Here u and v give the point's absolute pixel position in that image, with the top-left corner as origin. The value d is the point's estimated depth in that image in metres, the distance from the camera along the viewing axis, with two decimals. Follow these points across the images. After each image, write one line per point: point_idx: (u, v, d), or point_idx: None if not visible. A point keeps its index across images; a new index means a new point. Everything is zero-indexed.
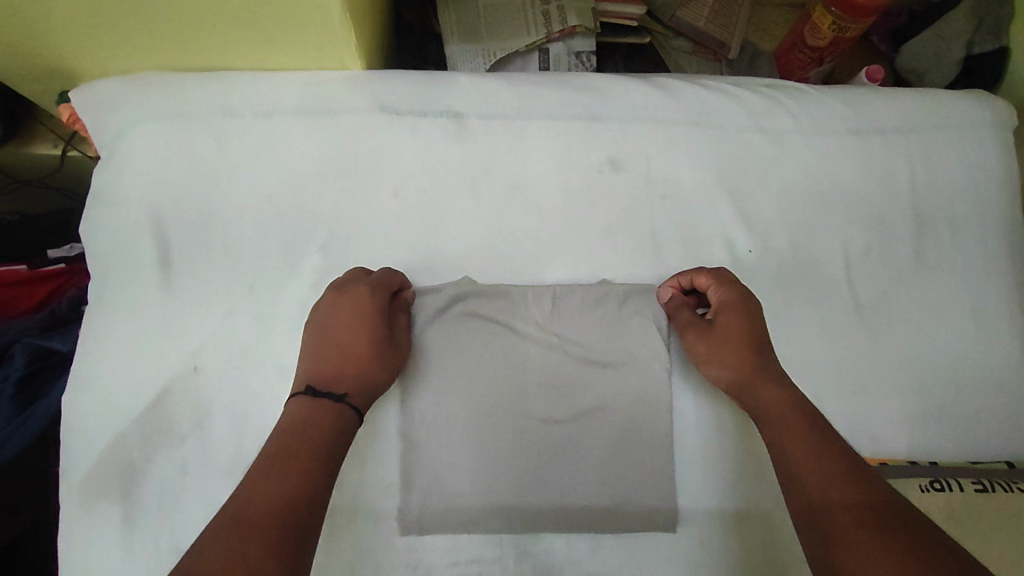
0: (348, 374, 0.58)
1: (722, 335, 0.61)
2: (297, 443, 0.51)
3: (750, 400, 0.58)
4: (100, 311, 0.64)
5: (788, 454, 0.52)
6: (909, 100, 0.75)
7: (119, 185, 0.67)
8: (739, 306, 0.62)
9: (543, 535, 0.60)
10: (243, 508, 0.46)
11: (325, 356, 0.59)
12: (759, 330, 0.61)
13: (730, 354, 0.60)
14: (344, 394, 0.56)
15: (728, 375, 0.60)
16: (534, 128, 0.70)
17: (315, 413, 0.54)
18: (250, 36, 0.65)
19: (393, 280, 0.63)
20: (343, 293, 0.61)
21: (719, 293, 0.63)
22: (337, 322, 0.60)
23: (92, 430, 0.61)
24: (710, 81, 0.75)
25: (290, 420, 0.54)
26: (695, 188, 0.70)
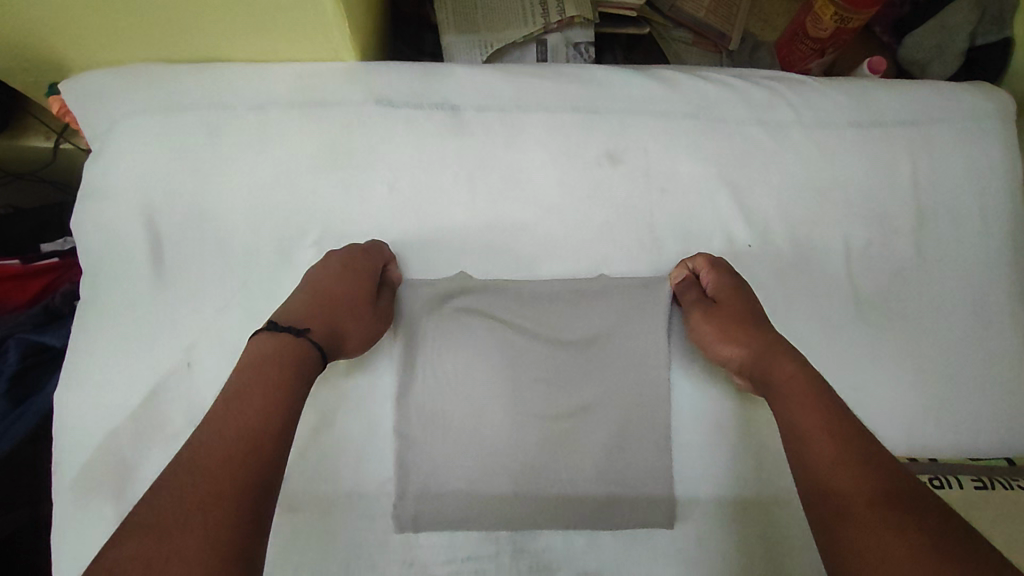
0: (320, 318, 0.56)
1: (725, 315, 0.61)
2: (262, 386, 0.48)
3: (759, 375, 0.56)
4: (91, 307, 0.63)
5: (798, 427, 0.50)
6: (911, 92, 0.74)
7: (110, 179, 0.66)
8: (735, 289, 0.62)
9: (540, 532, 0.60)
10: (200, 451, 0.42)
11: (302, 299, 0.57)
12: (755, 309, 0.61)
13: (738, 331, 0.59)
14: (305, 329, 0.54)
15: (735, 351, 0.59)
16: (531, 120, 0.69)
17: (273, 343, 0.52)
18: (241, 27, 0.64)
19: (380, 257, 0.63)
20: (336, 255, 0.62)
21: (717, 278, 0.63)
22: (323, 274, 0.60)
23: (84, 427, 0.60)
24: (709, 73, 0.74)
25: (248, 350, 0.51)
26: (694, 181, 0.69)
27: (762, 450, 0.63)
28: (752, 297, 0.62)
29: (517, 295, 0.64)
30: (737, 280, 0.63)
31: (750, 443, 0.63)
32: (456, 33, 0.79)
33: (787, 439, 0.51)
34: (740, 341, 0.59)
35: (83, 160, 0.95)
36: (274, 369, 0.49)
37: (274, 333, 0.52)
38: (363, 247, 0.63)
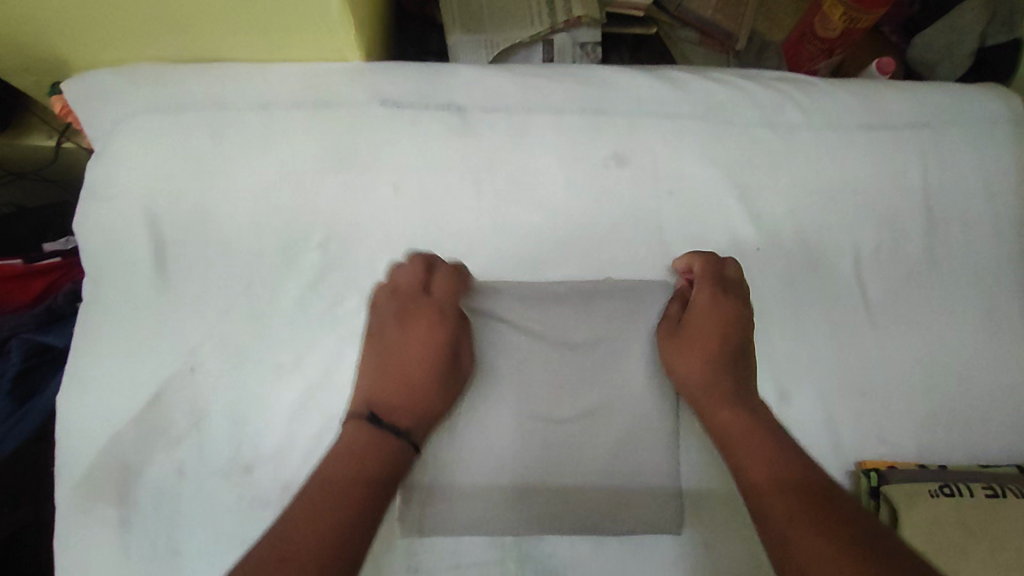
0: (410, 407, 0.57)
1: (694, 330, 0.61)
2: (344, 471, 0.51)
3: (712, 396, 0.58)
4: (94, 309, 0.63)
5: (750, 461, 0.53)
6: (921, 94, 0.73)
7: (114, 179, 0.65)
8: (719, 296, 0.61)
9: (546, 537, 0.59)
10: (287, 531, 0.47)
11: (389, 379, 0.58)
12: (737, 324, 0.61)
13: (709, 350, 0.60)
14: (405, 429, 0.56)
15: (698, 365, 0.59)
16: (538, 122, 0.68)
17: (373, 444, 0.54)
18: (245, 27, 0.63)
19: (421, 273, 0.61)
20: (395, 297, 0.61)
21: (704, 285, 0.62)
22: (405, 344, 0.59)
23: (88, 430, 0.60)
24: (718, 74, 0.73)
25: (344, 446, 0.53)
26: (702, 184, 0.68)
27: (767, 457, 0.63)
28: (740, 308, 0.62)
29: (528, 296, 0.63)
30: (731, 285, 0.63)
31: None
32: (461, 32, 0.78)
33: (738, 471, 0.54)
34: (706, 358, 0.59)
35: (85, 159, 0.94)
36: (369, 467, 0.52)
37: (375, 433, 0.54)
38: (411, 274, 0.61)
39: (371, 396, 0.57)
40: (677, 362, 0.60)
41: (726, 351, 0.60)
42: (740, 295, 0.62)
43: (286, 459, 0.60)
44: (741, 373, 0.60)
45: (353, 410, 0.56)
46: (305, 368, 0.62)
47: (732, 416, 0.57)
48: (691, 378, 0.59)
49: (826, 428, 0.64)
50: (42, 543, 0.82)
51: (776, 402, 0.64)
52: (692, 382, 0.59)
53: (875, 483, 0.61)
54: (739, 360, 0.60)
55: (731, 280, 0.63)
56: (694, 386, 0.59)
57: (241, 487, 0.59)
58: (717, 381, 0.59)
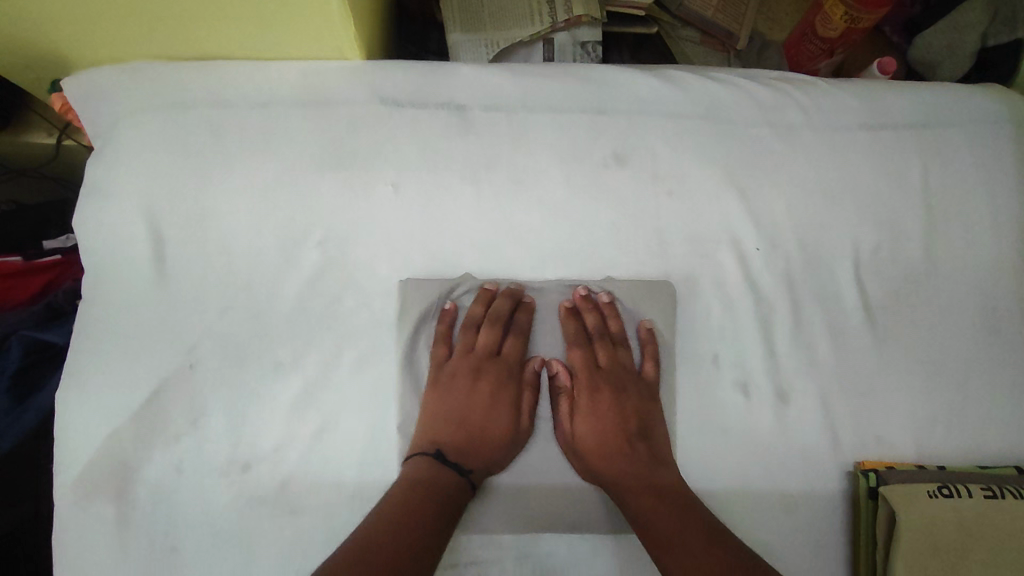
0: (476, 449, 0.63)
1: (576, 400, 0.66)
2: (415, 500, 0.56)
3: (604, 457, 0.63)
4: (93, 307, 0.63)
5: (661, 527, 0.57)
6: (922, 94, 0.73)
7: (113, 177, 0.65)
8: (592, 366, 0.67)
9: (545, 536, 0.60)
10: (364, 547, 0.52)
11: (457, 429, 0.64)
12: (609, 386, 0.67)
13: (598, 409, 0.65)
14: (468, 469, 0.61)
15: (585, 427, 0.65)
16: (538, 121, 0.68)
17: (437, 476, 0.59)
18: (244, 25, 0.63)
19: (479, 316, 0.67)
20: (462, 353, 0.67)
21: (575, 352, 0.67)
22: (473, 392, 0.65)
23: (87, 428, 0.60)
24: (719, 73, 0.73)
25: (411, 477, 0.58)
26: (702, 184, 0.68)
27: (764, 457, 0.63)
28: (616, 372, 0.67)
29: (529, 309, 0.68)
30: (602, 357, 0.68)
31: (757, 450, 0.63)
32: (462, 32, 0.78)
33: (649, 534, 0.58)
34: (594, 420, 0.65)
35: (86, 155, 0.95)
36: (431, 496, 0.57)
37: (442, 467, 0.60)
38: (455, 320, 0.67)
39: (437, 436, 0.62)
40: (565, 431, 0.64)
41: (604, 412, 0.65)
42: (616, 362, 0.68)
43: (286, 457, 0.60)
44: (631, 431, 0.64)
45: (417, 446, 0.61)
46: (304, 367, 0.62)
47: (610, 469, 0.62)
48: (585, 451, 0.63)
49: (824, 428, 0.64)
50: (41, 544, 0.81)
51: (775, 402, 0.64)
52: (580, 451, 0.63)
53: (873, 483, 0.60)
54: (627, 421, 0.65)
55: (600, 355, 0.68)
56: (576, 455, 0.63)
57: (240, 485, 0.59)
58: (598, 439, 0.64)
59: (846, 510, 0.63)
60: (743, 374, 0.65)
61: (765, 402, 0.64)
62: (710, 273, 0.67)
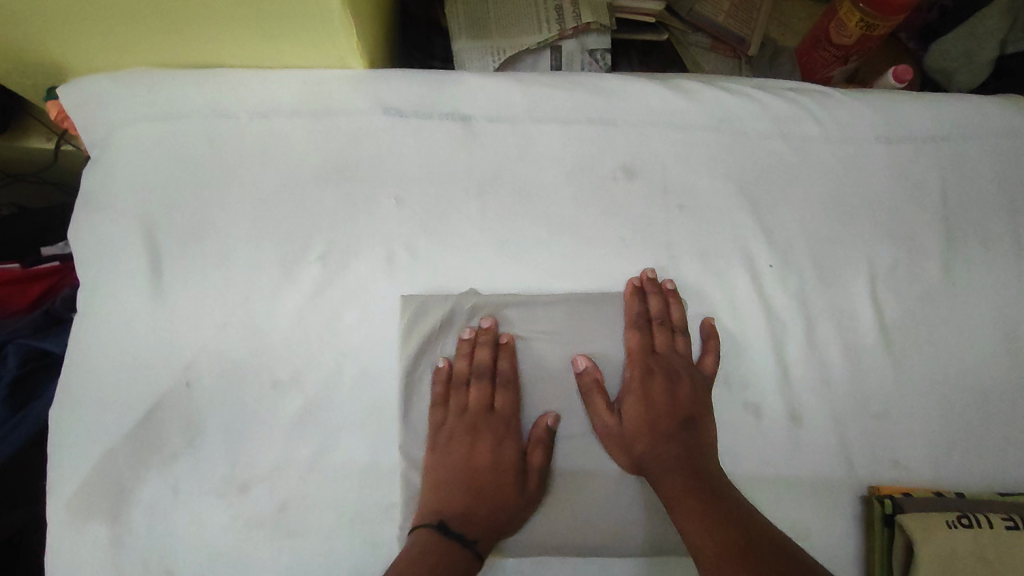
0: (482, 512, 0.57)
1: (625, 386, 0.61)
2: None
3: (654, 445, 0.59)
4: (89, 322, 0.61)
5: (691, 523, 0.53)
6: (940, 106, 0.71)
7: (109, 188, 0.63)
8: (647, 351, 0.62)
9: (548, 560, 0.58)
10: None
11: (464, 488, 0.58)
12: (664, 372, 0.61)
13: (648, 396, 0.60)
14: (474, 539, 0.55)
15: (632, 414, 0.60)
16: (545, 132, 0.66)
17: (443, 555, 0.53)
18: (245, 34, 0.61)
19: (490, 384, 0.61)
20: (452, 414, 0.61)
21: (632, 335, 0.62)
22: (475, 455, 0.59)
23: (80, 446, 0.58)
24: (731, 84, 0.71)
25: (410, 553, 0.53)
26: (714, 198, 0.66)
27: (776, 481, 0.61)
28: (672, 361, 0.62)
29: (520, 311, 0.63)
30: (659, 342, 0.63)
31: (769, 474, 0.61)
32: (467, 39, 0.76)
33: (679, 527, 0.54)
34: (641, 406, 0.60)
35: (85, 160, 0.93)
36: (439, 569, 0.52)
37: (446, 545, 0.54)
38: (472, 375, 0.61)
39: (441, 507, 0.57)
40: (611, 421, 0.59)
41: (656, 401, 0.60)
42: (674, 350, 0.62)
43: (283, 478, 0.58)
44: (683, 419, 0.60)
45: (422, 519, 0.56)
46: (303, 385, 0.60)
47: (656, 457, 0.58)
48: (631, 437, 0.59)
49: (837, 450, 0.62)
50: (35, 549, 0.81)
51: (788, 424, 0.62)
52: (627, 440, 0.59)
53: (889, 510, 0.58)
54: (678, 408, 0.60)
55: (657, 340, 0.63)
56: (621, 445, 0.59)
57: (236, 507, 0.58)
58: (645, 428, 0.59)
59: (860, 537, 0.61)
60: (755, 395, 0.63)
61: (777, 423, 0.62)
62: (721, 290, 0.65)
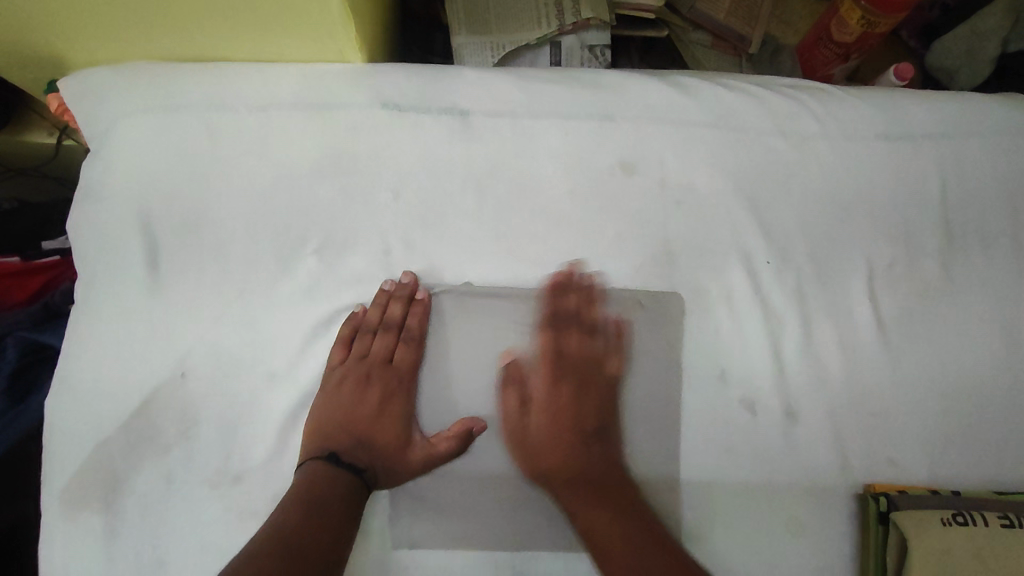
0: (366, 449, 0.59)
1: (535, 393, 0.63)
2: (313, 501, 0.54)
3: (574, 438, 0.62)
4: (86, 313, 0.62)
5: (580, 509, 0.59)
6: (942, 104, 0.70)
7: (108, 180, 0.64)
8: (553, 356, 0.64)
9: (540, 552, 0.59)
10: (278, 536, 0.50)
11: (353, 430, 0.59)
12: (574, 378, 0.64)
13: (555, 405, 0.63)
14: (361, 469, 0.58)
15: (540, 420, 0.62)
16: (542, 128, 0.66)
17: (327, 480, 0.55)
18: (242, 26, 0.61)
19: (392, 335, 0.61)
20: (349, 361, 0.61)
21: (541, 337, 0.63)
22: (364, 400, 0.60)
23: (77, 436, 0.59)
24: (731, 80, 0.71)
25: (302, 486, 0.55)
26: (710, 194, 0.66)
27: (772, 478, 0.61)
28: (581, 366, 0.64)
29: (515, 307, 0.63)
30: (570, 345, 0.64)
31: (762, 471, 0.61)
32: (466, 34, 0.75)
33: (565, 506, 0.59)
34: (545, 415, 0.62)
35: (84, 156, 0.93)
36: (334, 498, 0.54)
37: (332, 473, 0.56)
38: (378, 329, 0.62)
39: (327, 442, 0.58)
40: (518, 420, 0.61)
41: (559, 411, 0.63)
42: (590, 356, 0.63)
43: (278, 470, 0.59)
44: (586, 429, 0.62)
45: (309, 453, 0.57)
46: (300, 378, 0.61)
47: (570, 469, 0.61)
48: (543, 443, 0.61)
49: (832, 448, 0.62)
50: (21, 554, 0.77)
51: (783, 421, 0.62)
52: (532, 445, 0.61)
53: (884, 508, 0.58)
54: (574, 418, 0.63)
55: (575, 344, 0.64)
56: (523, 453, 0.60)
57: (229, 498, 0.58)
58: (550, 439, 0.62)
59: (854, 535, 0.61)
60: (751, 391, 0.63)
61: (771, 420, 0.62)
62: (718, 286, 0.65)
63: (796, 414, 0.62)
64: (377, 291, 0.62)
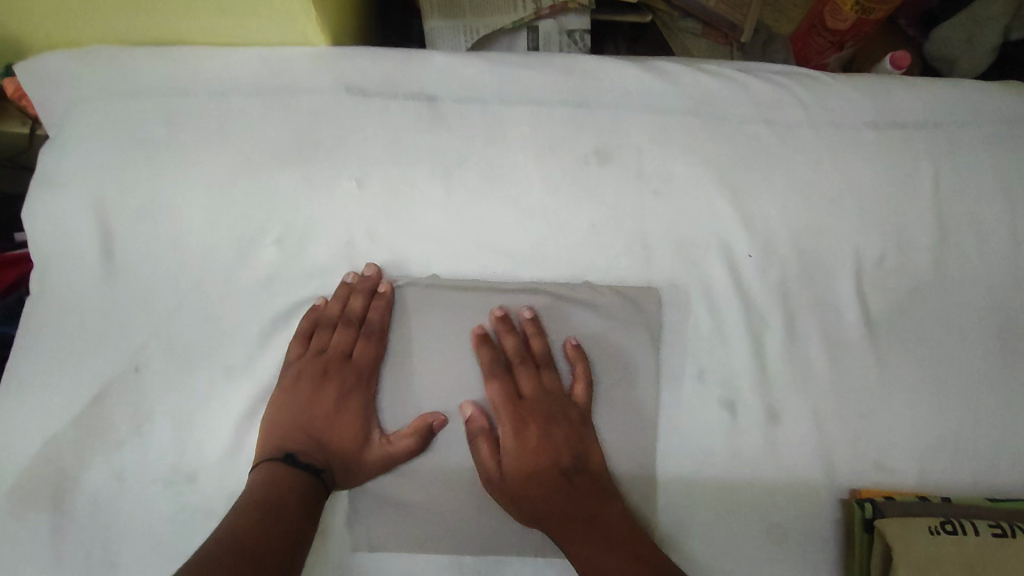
0: (324, 446, 0.55)
1: (499, 423, 0.56)
2: (265, 503, 0.50)
3: (537, 468, 0.55)
4: (39, 304, 0.59)
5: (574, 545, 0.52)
6: (934, 91, 0.67)
7: (64, 167, 0.61)
8: (510, 399, 0.56)
9: (508, 559, 0.55)
10: (228, 539, 0.47)
11: (313, 429, 0.56)
12: (539, 417, 0.56)
13: (531, 443, 0.55)
14: (320, 469, 0.54)
15: (513, 464, 0.55)
16: (514, 116, 0.63)
17: (281, 481, 0.52)
18: (197, 8, 0.59)
19: (354, 330, 0.58)
20: (308, 357, 0.58)
21: (495, 385, 0.56)
22: (322, 398, 0.56)
23: (26, 432, 0.56)
24: (712, 65, 0.68)
25: (254, 487, 0.52)
26: (691, 184, 0.63)
27: (753, 481, 0.58)
28: (551, 401, 0.57)
29: (481, 300, 0.59)
30: (524, 381, 0.57)
31: (743, 474, 0.58)
32: (439, 18, 0.73)
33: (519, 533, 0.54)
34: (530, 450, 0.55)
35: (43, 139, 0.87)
36: (290, 500, 0.51)
37: (286, 475, 0.52)
38: (338, 324, 0.59)
39: (283, 442, 0.55)
40: (491, 459, 0.55)
41: (552, 447, 0.55)
42: (546, 390, 0.57)
43: (233, 468, 0.56)
44: (562, 466, 0.55)
45: (263, 455, 0.54)
46: (257, 373, 0.58)
47: (534, 490, 0.54)
48: (526, 480, 0.54)
49: (817, 451, 0.59)
50: None
51: (764, 422, 0.59)
52: (513, 493, 0.54)
53: (869, 514, 0.55)
54: (556, 455, 0.55)
55: (523, 382, 0.57)
56: (510, 496, 0.54)
57: (182, 497, 0.55)
58: (525, 484, 0.54)
59: (839, 541, 0.58)
60: (730, 389, 0.60)
61: (752, 421, 0.59)
62: (697, 280, 0.62)
63: (778, 414, 0.59)
64: (338, 284, 0.59)
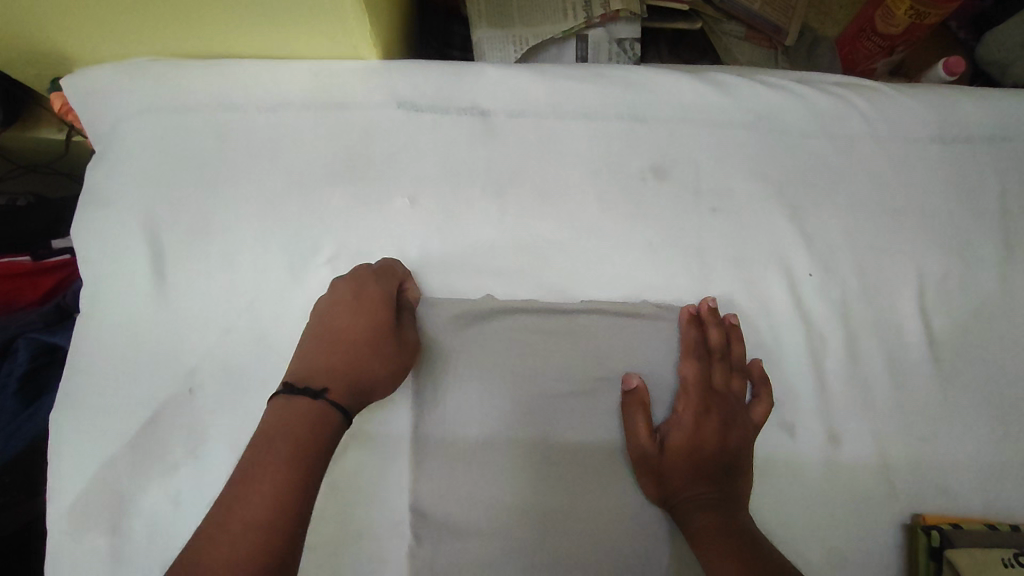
0: (333, 367, 0.51)
1: (678, 415, 0.55)
2: (281, 431, 0.46)
3: (691, 453, 0.54)
4: (92, 323, 0.59)
5: (691, 516, 0.52)
6: (1001, 102, 0.65)
7: (114, 184, 0.61)
8: (704, 384, 0.56)
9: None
10: (254, 475, 0.43)
11: (328, 351, 0.52)
12: (719, 413, 0.55)
13: (699, 433, 0.55)
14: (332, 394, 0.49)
15: (675, 447, 0.54)
16: (569, 131, 0.62)
17: (298, 415, 0.47)
18: (253, 25, 0.58)
19: (397, 277, 0.57)
20: (354, 282, 0.55)
21: (689, 364, 0.57)
22: (348, 323, 0.53)
23: (81, 453, 0.56)
24: (770, 77, 0.66)
25: (265, 426, 0.47)
26: (750, 201, 0.62)
27: (816, 507, 0.56)
28: (728, 401, 0.56)
29: (541, 321, 0.58)
30: (716, 378, 0.57)
31: (803, 496, 0.57)
32: (488, 27, 0.72)
33: (682, 516, 0.52)
34: (688, 438, 0.54)
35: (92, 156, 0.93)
36: (308, 427, 0.47)
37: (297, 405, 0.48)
38: (379, 266, 0.57)
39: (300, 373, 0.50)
40: (650, 448, 0.54)
41: (706, 441, 0.54)
42: (732, 391, 0.57)
43: None
44: (724, 459, 0.54)
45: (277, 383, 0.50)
46: None
47: (686, 461, 0.54)
48: (698, 451, 0.54)
49: (880, 476, 0.57)
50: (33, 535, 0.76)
51: (825, 446, 0.58)
52: (665, 471, 0.54)
53: (936, 543, 0.54)
54: (720, 449, 0.54)
55: (716, 375, 0.57)
56: (653, 472, 0.54)
57: None
58: (687, 464, 0.54)
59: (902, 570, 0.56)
60: (790, 412, 0.59)
61: (811, 444, 0.58)
62: (756, 299, 0.61)
63: (840, 436, 0.58)
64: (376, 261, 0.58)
